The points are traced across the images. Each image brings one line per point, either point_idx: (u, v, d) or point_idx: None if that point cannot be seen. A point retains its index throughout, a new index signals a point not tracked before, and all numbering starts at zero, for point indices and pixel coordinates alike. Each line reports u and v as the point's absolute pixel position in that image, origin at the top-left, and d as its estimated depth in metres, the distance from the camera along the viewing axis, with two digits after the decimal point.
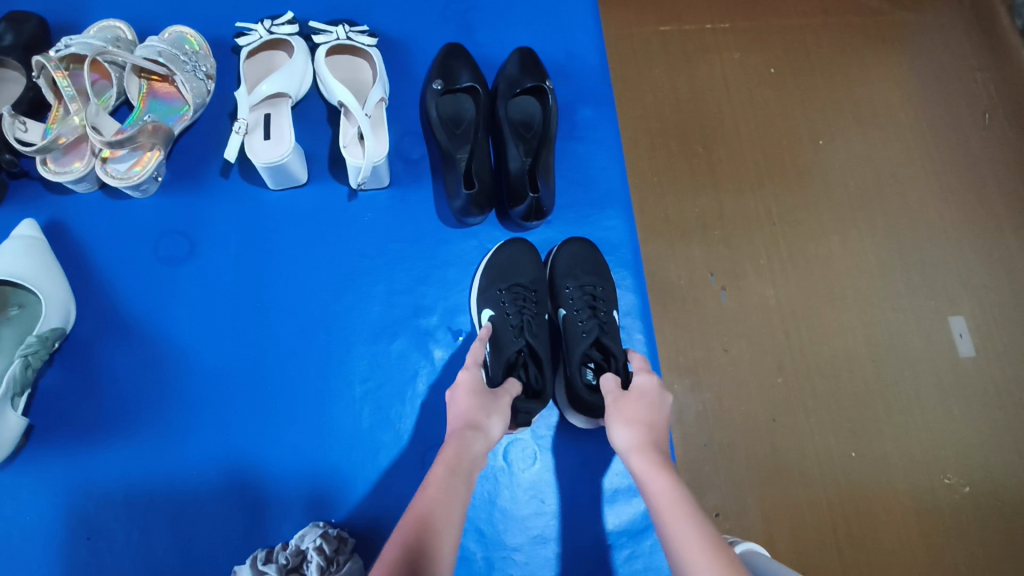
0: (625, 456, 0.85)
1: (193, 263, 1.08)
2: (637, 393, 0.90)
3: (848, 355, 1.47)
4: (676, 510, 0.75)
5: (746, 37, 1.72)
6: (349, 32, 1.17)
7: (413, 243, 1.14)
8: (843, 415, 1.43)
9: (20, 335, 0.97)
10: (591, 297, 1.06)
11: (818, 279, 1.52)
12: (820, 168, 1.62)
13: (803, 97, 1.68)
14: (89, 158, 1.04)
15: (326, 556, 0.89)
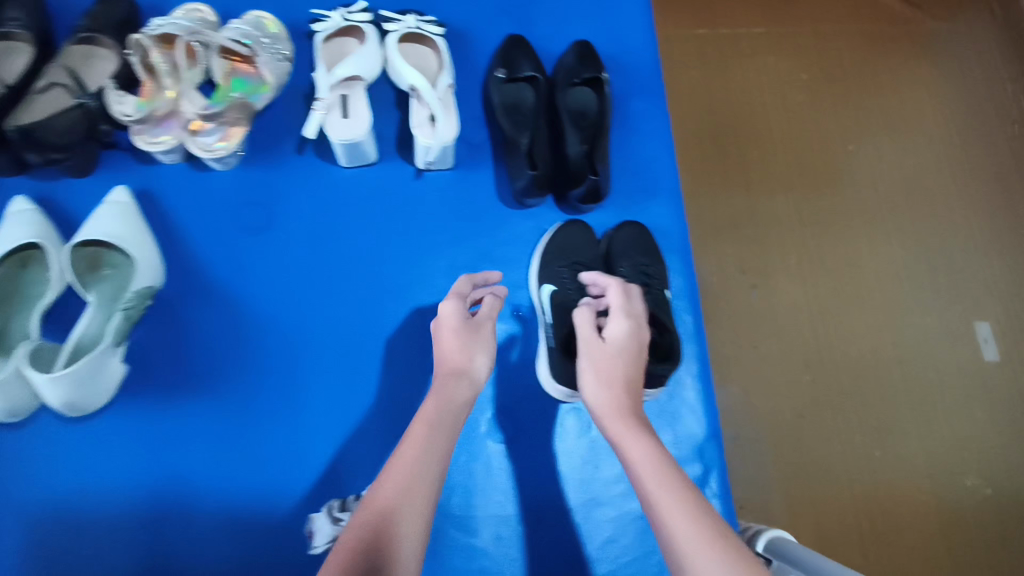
0: (600, 416, 0.90)
1: (272, 233, 1.16)
2: (609, 346, 0.95)
3: (873, 355, 1.51)
4: (655, 472, 0.80)
5: (780, 41, 1.76)
6: (418, 21, 1.24)
7: (476, 222, 1.20)
8: (869, 413, 1.47)
9: (115, 291, 1.05)
10: (645, 275, 1.12)
11: (845, 280, 1.57)
12: (850, 171, 1.67)
13: (834, 101, 1.73)
14: (178, 133, 1.10)
15: None
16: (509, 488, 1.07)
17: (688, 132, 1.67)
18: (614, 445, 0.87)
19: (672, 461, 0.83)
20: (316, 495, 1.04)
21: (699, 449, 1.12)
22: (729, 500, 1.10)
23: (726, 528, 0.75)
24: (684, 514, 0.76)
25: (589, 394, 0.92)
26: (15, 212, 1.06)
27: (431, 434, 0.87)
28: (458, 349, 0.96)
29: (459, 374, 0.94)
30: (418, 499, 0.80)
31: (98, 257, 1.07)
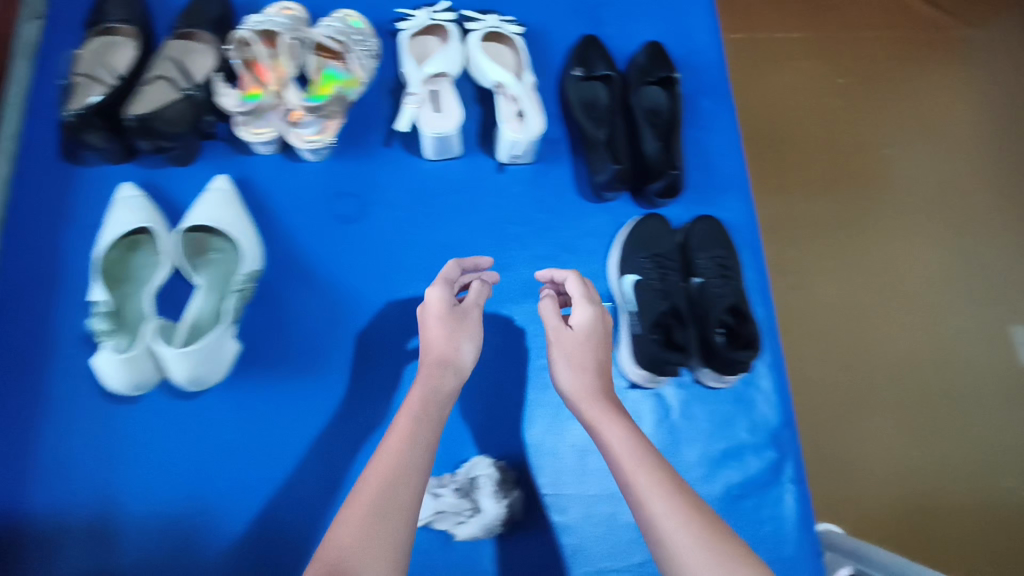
0: (576, 402, 0.92)
1: (364, 223, 1.21)
2: (577, 333, 0.97)
3: (911, 357, 1.55)
4: (633, 451, 0.83)
5: (820, 45, 1.79)
6: (499, 21, 1.29)
7: (557, 214, 1.25)
8: (909, 413, 1.50)
9: (222, 274, 1.11)
10: (723, 267, 1.15)
11: (885, 282, 1.60)
12: (889, 175, 1.70)
13: (873, 106, 1.76)
14: (279, 124, 1.15)
15: (496, 484, 1.06)
16: (596, 468, 1.12)
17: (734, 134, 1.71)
18: (591, 430, 0.90)
19: (649, 444, 0.85)
20: (297, 484, 1.06)
21: (775, 435, 1.15)
22: (804, 484, 1.14)
23: (705, 508, 0.78)
24: (661, 495, 0.78)
25: (562, 381, 0.95)
26: (124, 197, 1.12)
27: (415, 425, 0.84)
28: (446, 337, 0.94)
29: (444, 363, 0.92)
30: (402, 493, 0.76)
31: (203, 240, 1.13)
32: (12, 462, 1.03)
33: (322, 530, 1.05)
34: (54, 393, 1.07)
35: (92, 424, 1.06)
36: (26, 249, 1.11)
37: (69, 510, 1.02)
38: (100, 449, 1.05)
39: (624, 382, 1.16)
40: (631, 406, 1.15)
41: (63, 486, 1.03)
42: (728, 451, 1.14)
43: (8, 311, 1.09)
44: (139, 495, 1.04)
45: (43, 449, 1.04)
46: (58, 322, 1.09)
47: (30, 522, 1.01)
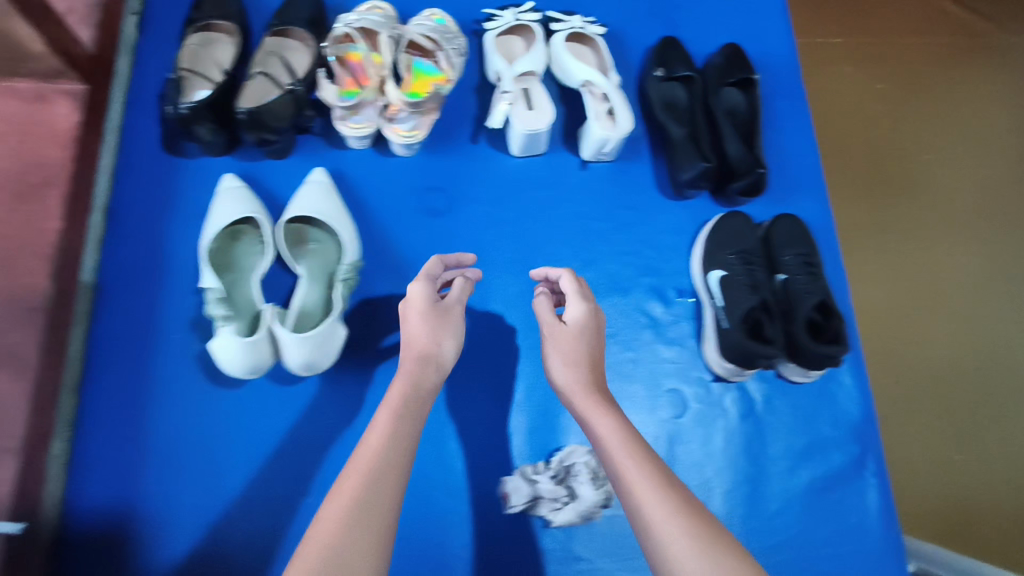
0: (569, 396, 0.90)
1: (454, 217, 1.24)
2: (570, 328, 0.95)
3: (951, 362, 1.54)
4: (624, 448, 0.81)
5: (861, 50, 1.81)
6: (582, 22, 1.32)
7: (642, 210, 1.27)
8: (951, 419, 1.50)
9: (321, 265, 1.13)
10: (809, 263, 1.17)
11: (926, 288, 1.60)
12: (926, 180, 1.70)
13: (913, 112, 1.76)
14: (376, 119, 1.19)
15: (593, 471, 1.10)
16: (689, 460, 1.15)
17: None
18: (583, 425, 0.87)
19: (638, 439, 0.83)
20: (271, 485, 1.04)
21: (858, 430, 1.18)
22: (887, 479, 1.16)
23: (696, 504, 0.76)
24: (651, 490, 0.76)
25: (555, 376, 0.93)
26: (227, 187, 1.15)
27: (398, 419, 0.82)
28: (427, 333, 0.92)
29: (428, 359, 0.90)
30: (385, 489, 0.75)
31: (302, 231, 1.15)
32: (122, 444, 1.04)
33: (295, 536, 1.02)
34: (160, 376, 1.08)
35: (198, 408, 1.07)
36: (133, 237, 1.14)
37: (176, 493, 1.03)
38: (204, 433, 1.06)
39: (708, 376, 1.19)
40: (720, 400, 1.18)
41: (170, 469, 1.04)
42: (812, 445, 1.16)
43: (119, 296, 1.11)
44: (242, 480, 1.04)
45: (150, 432, 1.05)
46: (163, 309, 1.11)
47: (140, 504, 1.01)
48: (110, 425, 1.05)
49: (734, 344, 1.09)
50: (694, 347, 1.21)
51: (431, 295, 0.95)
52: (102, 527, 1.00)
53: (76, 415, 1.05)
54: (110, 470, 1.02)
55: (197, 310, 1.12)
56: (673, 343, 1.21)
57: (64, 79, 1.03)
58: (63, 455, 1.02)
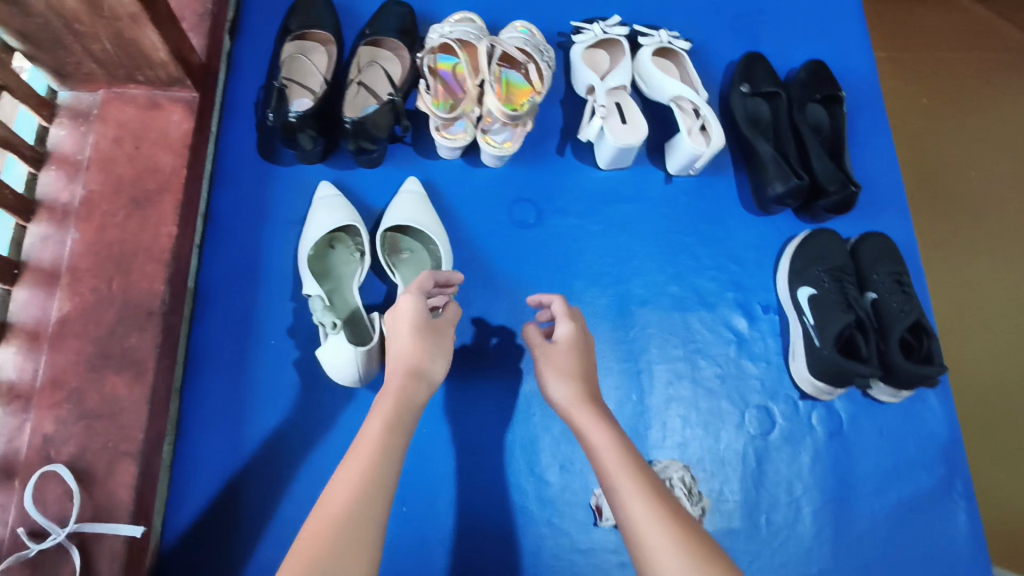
0: (565, 412, 0.88)
1: (542, 228, 1.24)
2: (560, 345, 0.94)
3: (1003, 379, 1.50)
4: (620, 463, 0.79)
5: (900, 66, 1.79)
6: (669, 37, 1.31)
7: (730, 226, 1.28)
8: (1006, 437, 1.45)
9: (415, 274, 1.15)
10: (899, 280, 1.18)
11: (970, 304, 1.57)
12: (971, 195, 1.66)
13: (955, 126, 1.73)
14: (471, 130, 1.20)
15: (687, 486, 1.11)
16: (779, 477, 1.15)
17: None
18: (580, 440, 0.85)
19: (632, 455, 0.81)
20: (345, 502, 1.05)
21: (945, 451, 1.18)
22: (975, 502, 1.16)
23: (686, 521, 0.74)
24: (645, 508, 0.73)
25: (551, 391, 0.90)
26: (322, 196, 1.16)
27: (388, 432, 0.79)
28: (419, 349, 0.87)
29: (418, 376, 0.86)
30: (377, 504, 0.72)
31: (398, 237, 1.17)
32: (225, 451, 1.05)
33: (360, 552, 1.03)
34: (258, 383, 1.09)
35: (296, 416, 1.08)
36: (231, 244, 1.16)
37: (277, 500, 1.04)
38: (302, 439, 1.07)
39: (795, 393, 1.20)
40: (809, 419, 1.19)
41: (270, 475, 1.05)
42: (900, 465, 1.17)
43: (217, 303, 1.12)
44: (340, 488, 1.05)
45: (250, 438, 1.07)
46: (260, 315, 1.13)
47: (242, 508, 1.03)
48: (212, 430, 1.07)
49: (826, 362, 1.10)
50: (780, 363, 1.22)
51: (421, 308, 0.91)
52: (208, 531, 1.02)
53: (178, 420, 1.07)
54: (212, 475, 1.04)
55: (294, 317, 1.13)
56: (761, 361, 1.21)
57: (179, 87, 1.05)
58: (169, 459, 1.05)
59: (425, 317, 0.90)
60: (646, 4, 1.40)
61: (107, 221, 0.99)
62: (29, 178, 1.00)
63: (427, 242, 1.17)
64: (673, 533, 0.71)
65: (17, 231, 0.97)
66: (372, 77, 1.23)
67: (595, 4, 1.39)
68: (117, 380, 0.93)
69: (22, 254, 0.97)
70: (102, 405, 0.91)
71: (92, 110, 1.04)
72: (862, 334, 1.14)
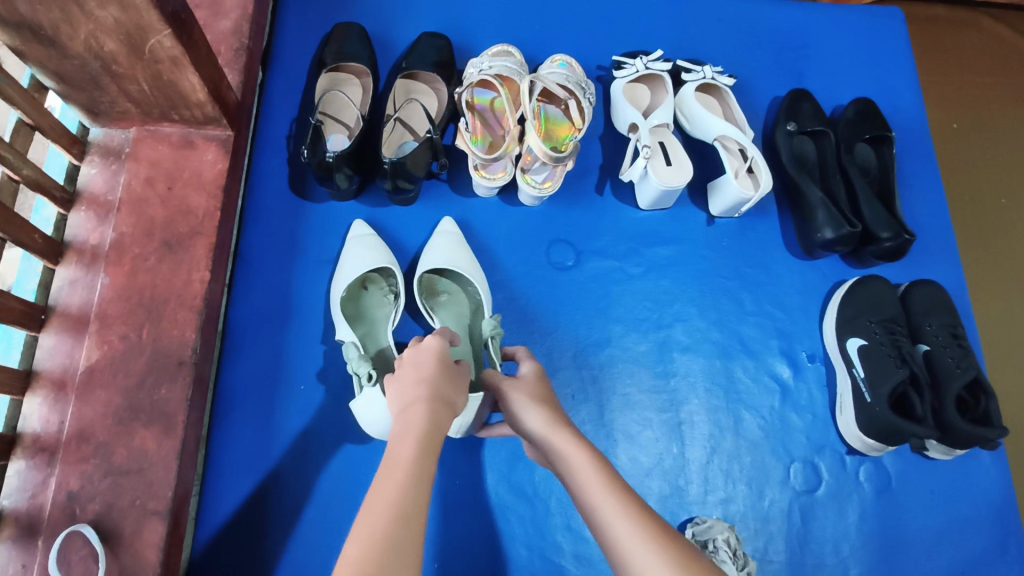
0: (543, 439, 0.80)
1: (580, 270, 1.20)
2: (526, 378, 0.89)
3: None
4: (600, 482, 0.72)
5: (931, 90, 1.75)
6: (714, 72, 1.27)
7: (773, 270, 1.24)
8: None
9: (459, 315, 1.11)
10: (954, 333, 1.13)
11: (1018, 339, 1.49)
12: (1007, 226, 1.61)
13: (986, 153, 1.68)
14: (511, 169, 1.16)
15: (731, 549, 1.00)
16: (826, 537, 1.09)
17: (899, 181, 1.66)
18: (559, 465, 0.77)
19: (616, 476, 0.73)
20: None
21: (999, 511, 1.13)
22: None
23: (674, 537, 0.67)
24: (627, 525, 0.67)
25: (525, 421, 0.82)
26: (356, 235, 1.12)
27: (420, 456, 0.69)
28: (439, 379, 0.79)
29: (445, 403, 0.77)
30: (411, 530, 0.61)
31: (436, 278, 1.13)
32: (249, 502, 1.01)
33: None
34: (286, 431, 1.05)
35: (324, 466, 1.05)
36: (260, 283, 1.12)
37: (304, 556, 1.00)
38: (332, 491, 1.03)
39: (843, 449, 1.14)
40: (858, 477, 1.13)
41: (298, 528, 1.01)
42: (952, 526, 1.11)
43: (246, 345, 1.08)
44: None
45: (279, 491, 1.03)
46: (290, 359, 1.09)
47: (269, 565, 0.99)
48: (240, 480, 1.02)
49: (879, 420, 1.05)
50: (826, 416, 1.16)
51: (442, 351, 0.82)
52: None
53: (204, 470, 1.03)
54: (238, 529, 1.00)
55: (324, 361, 1.09)
56: (808, 413, 1.16)
57: (213, 126, 1.03)
58: (195, 510, 1.01)
59: (447, 355, 0.82)
60: (688, 37, 1.36)
61: (138, 265, 0.96)
62: (57, 219, 0.97)
63: (466, 284, 1.12)
64: (658, 551, 0.64)
65: (45, 274, 0.94)
66: (407, 112, 1.18)
67: (635, 37, 1.35)
68: (145, 435, 0.89)
69: (49, 297, 0.94)
70: (129, 460, 0.88)
71: (123, 148, 1.02)
72: (916, 391, 1.08)
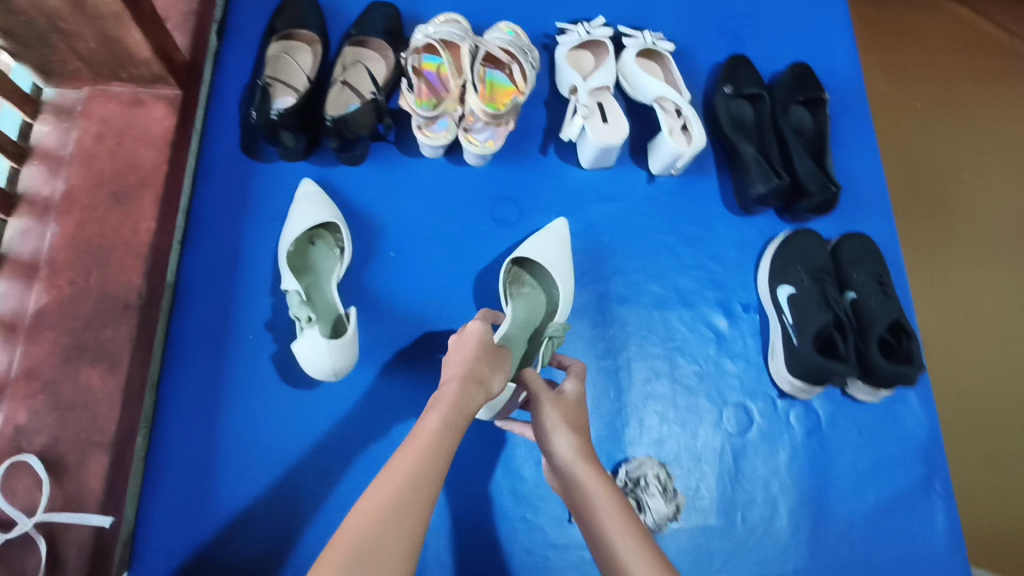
0: (566, 466, 0.82)
1: (523, 226, 1.24)
2: (566, 401, 0.91)
3: (989, 381, 1.53)
4: (622, 523, 0.74)
5: (898, 72, 1.80)
6: (653, 39, 1.33)
7: (708, 225, 1.28)
8: (986, 440, 1.48)
9: (529, 310, 1.14)
10: (879, 280, 1.18)
11: (962, 307, 1.59)
12: (963, 202, 1.69)
13: (947, 132, 1.75)
14: (454, 129, 1.20)
15: (661, 483, 1.09)
16: (756, 476, 1.14)
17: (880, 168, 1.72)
18: (577, 494, 0.79)
19: (635, 520, 0.76)
20: (327, 496, 1.06)
21: (925, 450, 1.17)
22: (954, 502, 1.15)
23: None
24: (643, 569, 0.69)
25: (554, 443, 0.84)
26: (304, 192, 1.16)
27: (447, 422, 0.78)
28: (479, 359, 0.87)
29: (478, 381, 0.84)
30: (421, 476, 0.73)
31: (529, 270, 1.18)
32: (196, 444, 1.06)
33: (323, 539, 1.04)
34: (235, 377, 1.10)
35: (271, 411, 1.09)
36: (211, 239, 1.16)
37: (249, 495, 1.05)
38: (278, 433, 1.08)
39: (775, 394, 1.19)
40: (787, 419, 1.18)
41: (246, 468, 1.06)
42: (878, 464, 1.16)
43: (197, 297, 1.13)
44: (347, 511, 1.06)
45: (229, 437, 1.07)
46: (239, 310, 1.13)
47: (215, 503, 1.04)
48: (188, 422, 1.07)
49: (805, 360, 1.09)
50: (759, 362, 1.21)
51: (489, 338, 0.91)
52: (177, 525, 1.02)
53: (153, 414, 1.07)
54: (187, 472, 1.05)
55: (272, 312, 1.14)
56: (740, 359, 1.21)
57: (162, 85, 1.07)
58: (143, 450, 1.06)
59: (490, 343, 0.90)
60: (631, 6, 1.41)
61: (87, 214, 1.00)
62: (10, 172, 1.01)
63: (551, 287, 1.16)
64: None
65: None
66: (355, 75, 1.23)
67: (579, 6, 1.40)
68: (91, 372, 0.93)
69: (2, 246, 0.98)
70: (76, 396, 0.92)
71: (76, 106, 1.06)
72: (840, 334, 1.13)
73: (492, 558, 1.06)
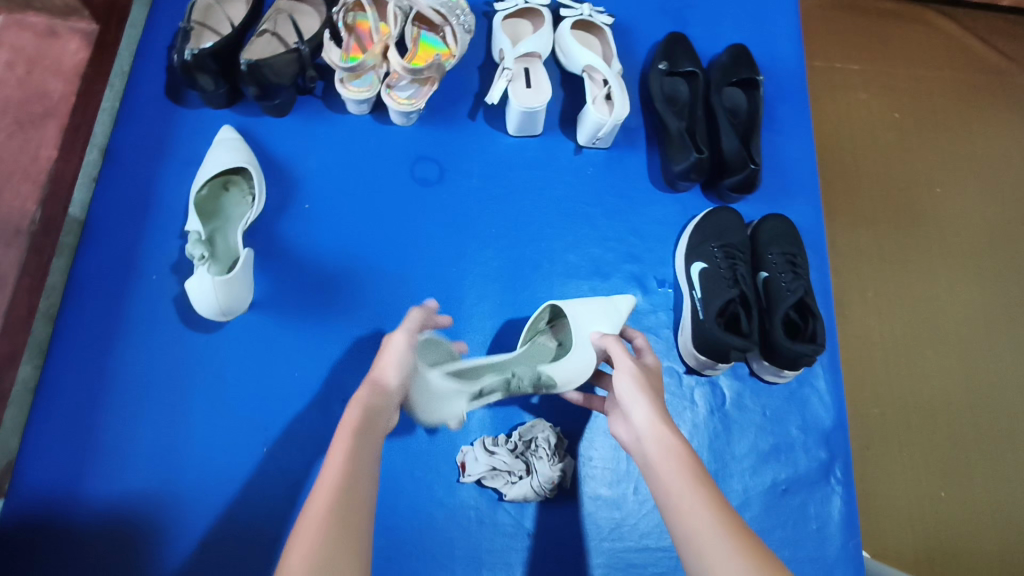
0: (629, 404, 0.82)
1: (441, 187, 1.24)
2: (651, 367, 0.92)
3: (948, 396, 1.52)
4: (686, 466, 0.74)
5: (875, 80, 1.78)
6: (591, 11, 1.30)
7: (633, 200, 1.28)
8: (937, 452, 1.47)
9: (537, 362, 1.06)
10: (792, 261, 1.17)
11: (920, 317, 1.58)
12: (932, 212, 1.68)
13: (923, 142, 1.74)
14: (377, 84, 1.19)
15: (552, 446, 1.08)
16: None
17: (846, 170, 1.69)
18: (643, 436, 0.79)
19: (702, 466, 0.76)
20: (219, 439, 1.06)
21: (828, 435, 1.17)
22: (853, 487, 1.14)
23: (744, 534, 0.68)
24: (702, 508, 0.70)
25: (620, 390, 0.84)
26: (222, 138, 1.16)
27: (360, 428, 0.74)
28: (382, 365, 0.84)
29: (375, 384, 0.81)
30: (355, 485, 0.69)
31: (559, 326, 1.09)
32: (83, 379, 1.06)
33: (237, 493, 1.04)
34: (132, 316, 1.10)
35: (167, 351, 1.09)
36: (121, 179, 1.16)
37: (136, 431, 1.05)
38: (172, 375, 1.08)
39: (681, 368, 1.18)
40: (692, 395, 1.17)
41: (135, 404, 1.06)
42: (777, 445, 1.15)
43: (102, 234, 1.13)
44: (239, 457, 1.06)
45: (120, 374, 1.07)
46: (144, 249, 1.13)
47: (97, 437, 1.04)
48: (78, 356, 1.07)
49: (708, 335, 1.08)
50: (670, 337, 1.20)
51: (411, 352, 0.87)
52: (56, 456, 1.02)
53: (45, 345, 1.08)
54: (71, 404, 1.05)
55: (178, 254, 1.14)
56: (651, 332, 1.20)
57: (77, 19, 1.15)
58: (31, 380, 1.06)
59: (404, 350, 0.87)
60: None
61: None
62: None
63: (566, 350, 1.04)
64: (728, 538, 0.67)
65: None
66: (285, 26, 1.22)
67: None
68: None
69: None
70: None
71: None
72: (746, 311, 1.13)
73: (383, 518, 1.05)
